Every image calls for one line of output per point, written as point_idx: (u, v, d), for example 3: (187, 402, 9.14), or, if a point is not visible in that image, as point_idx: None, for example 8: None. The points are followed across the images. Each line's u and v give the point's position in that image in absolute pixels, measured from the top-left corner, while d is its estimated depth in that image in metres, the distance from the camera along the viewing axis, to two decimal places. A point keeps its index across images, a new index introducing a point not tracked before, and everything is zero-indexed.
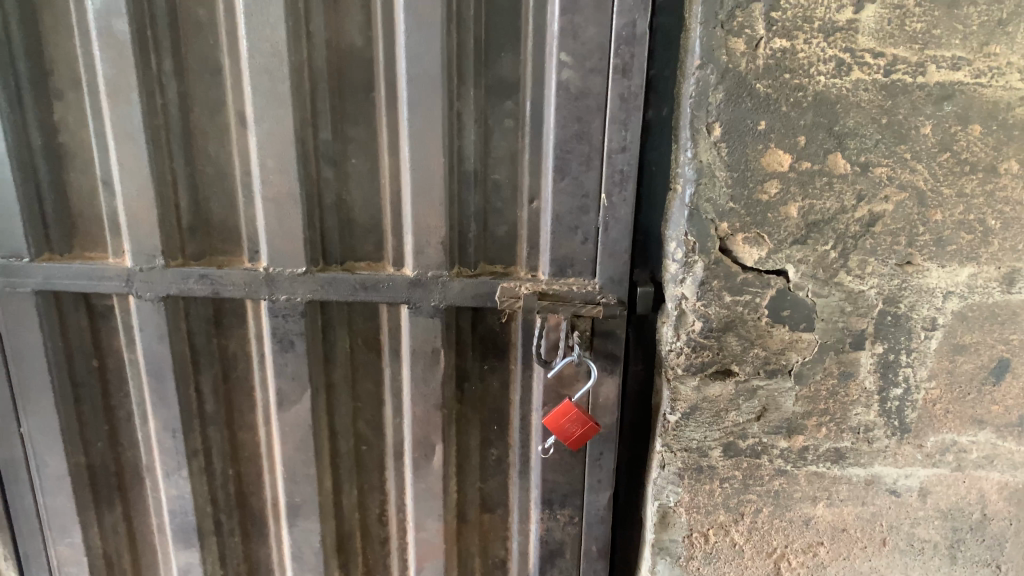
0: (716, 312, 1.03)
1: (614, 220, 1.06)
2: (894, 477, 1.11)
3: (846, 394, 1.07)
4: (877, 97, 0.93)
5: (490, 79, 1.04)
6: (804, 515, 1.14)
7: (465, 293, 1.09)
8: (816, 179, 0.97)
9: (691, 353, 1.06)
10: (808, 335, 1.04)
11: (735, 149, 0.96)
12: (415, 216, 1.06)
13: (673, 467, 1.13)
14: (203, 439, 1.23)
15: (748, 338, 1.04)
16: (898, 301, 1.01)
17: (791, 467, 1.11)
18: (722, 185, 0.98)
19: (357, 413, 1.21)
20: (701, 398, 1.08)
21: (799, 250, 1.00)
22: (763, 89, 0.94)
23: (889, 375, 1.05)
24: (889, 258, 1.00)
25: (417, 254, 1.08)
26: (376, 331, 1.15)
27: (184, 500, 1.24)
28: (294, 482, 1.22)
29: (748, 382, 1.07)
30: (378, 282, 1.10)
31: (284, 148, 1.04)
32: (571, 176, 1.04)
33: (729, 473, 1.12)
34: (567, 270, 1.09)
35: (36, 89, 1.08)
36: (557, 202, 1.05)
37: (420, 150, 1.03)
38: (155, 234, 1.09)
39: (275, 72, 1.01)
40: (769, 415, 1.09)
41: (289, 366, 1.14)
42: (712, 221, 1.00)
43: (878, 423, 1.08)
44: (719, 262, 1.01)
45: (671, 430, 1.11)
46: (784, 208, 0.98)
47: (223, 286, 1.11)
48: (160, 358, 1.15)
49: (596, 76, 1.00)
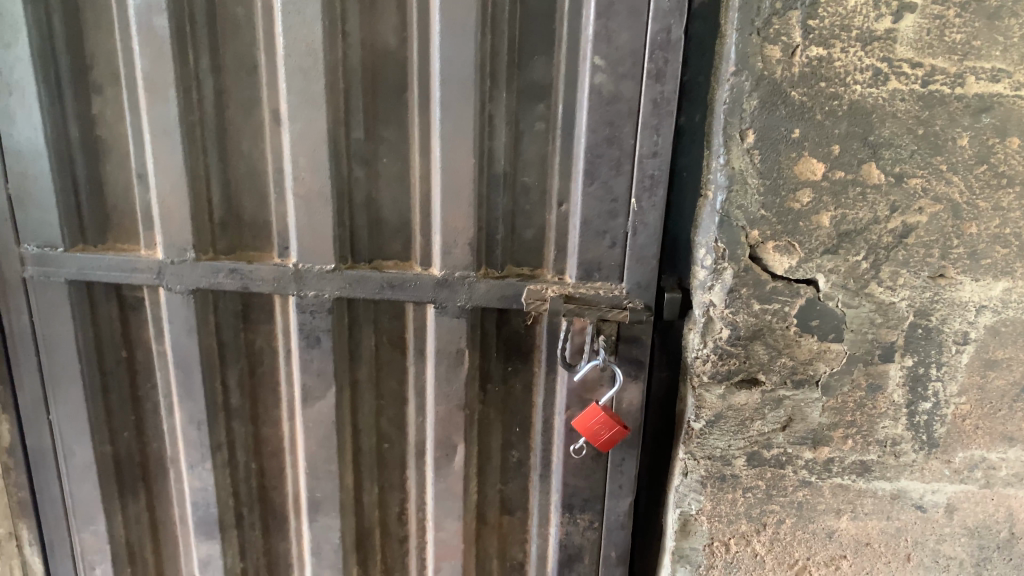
0: (744, 320, 1.02)
1: (643, 226, 1.05)
2: (921, 493, 1.09)
3: (874, 407, 1.05)
4: (914, 108, 0.92)
5: (523, 82, 1.04)
6: (827, 528, 1.12)
7: (492, 294, 1.09)
8: (850, 189, 0.96)
9: (717, 361, 1.05)
10: (836, 346, 1.03)
11: (768, 157, 0.95)
12: (444, 217, 1.06)
13: (696, 475, 1.12)
14: (227, 432, 1.24)
15: (775, 347, 1.03)
16: (930, 314, 1.00)
17: (815, 479, 1.10)
18: (753, 193, 0.97)
19: (380, 411, 1.21)
20: (727, 406, 1.08)
21: (830, 260, 0.99)
22: (797, 97, 0.93)
23: (918, 389, 1.04)
24: (921, 270, 0.99)
25: (444, 254, 1.08)
26: (401, 330, 1.16)
27: (207, 493, 1.25)
28: (315, 478, 1.22)
29: (774, 391, 1.06)
30: (405, 281, 1.10)
31: (316, 146, 1.05)
32: (600, 180, 1.04)
33: (752, 482, 1.12)
34: (594, 274, 1.09)
35: (74, 82, 1.10)
36: (586, 206, 1.05)
37: (451, 151, 1.03)
38: (187, 228, 1.10)
39: (309, 71, 1.01)
40: (795, 425, 1.08)
41: (314, 362, 1.15)
42: (742, 228, 0.99)
43: (905, 437, 1.07)
44: (748, 270, 1.00)
45: (695, 438, 1.10)
46: (815, 217, 0.97)
47: (252, 281, 1.12)
48: (188, 350, 1.17)
49: (629, 80, 0.99)
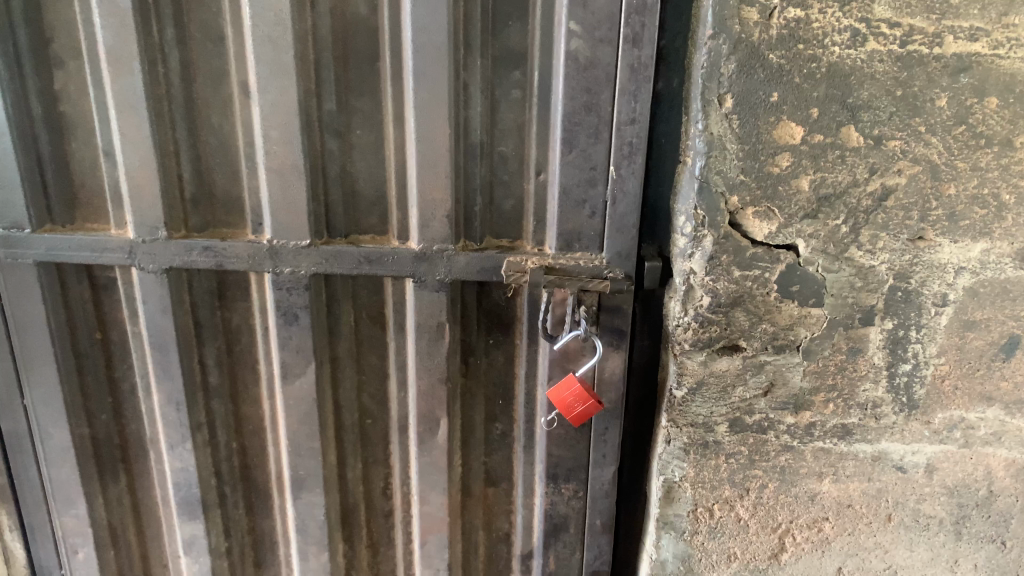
0: (725, 287, 1.02)
1: (622, 194, 1.04)
2: (901, 454, 1.10)
3: (854, 370, 1.06)
4: (892, 68, 0.92)
5: (498, 49, 1.01)
6: (809, 491, 1.13)
7: (471, 267, 1.08)
8: (828, 152, 0.95)
9: (698, 328, 1.05)
10: (817, 311, 1.03)
11: (746, 122, 0.94)
12: (420, 189, 1.04)
13: (679, 443, 1.13)
14: (206, 412, 1.22)
15: (756, 313, 1.03)
16: (909, 276, 1.00)
17: (797, 443, 1.11)
18: (732, 158, 0.96)
19: (362, 387, 1.20)
20: (708, 373, 1.08)
21: (810, 225, 0.99)
22: (776, 59, 0.92)
23: (898, 351, 1.04)
24: (901, 233, 0.99)
25: (422, 227, 1.06)
26: (380, 305, 1.14)
27: (189, 473, 1.24)
28: (298, 455, 1.21)
29: (755, 357, 1.06)
30: (382, 255, 1.08)
31: (287, 118, 1.02)
32: (579, 148, 1.02)
33: (735, 448, 1.12)
34: (574, 244, 1.08)
35: (35, 57, 1.06)
36: (564, 175, 1.04)
37: (427, 122, 1.01)
38: (157, 205, 1.08)
39: (278, 41, 0.99)
40: (776, 391, 1.08)
41: (292, 340, 1.13)
42: (722, 194, 0.98)
43: (886, 400, 1.07)
44: (728, 237, 1.00)
45: (678, 406, 1.10)
46: (795, 181, 0.96)
47: (226, 259, 1.10)
48: (163, 330, 1.15)
49: (606, 45, 0.97)
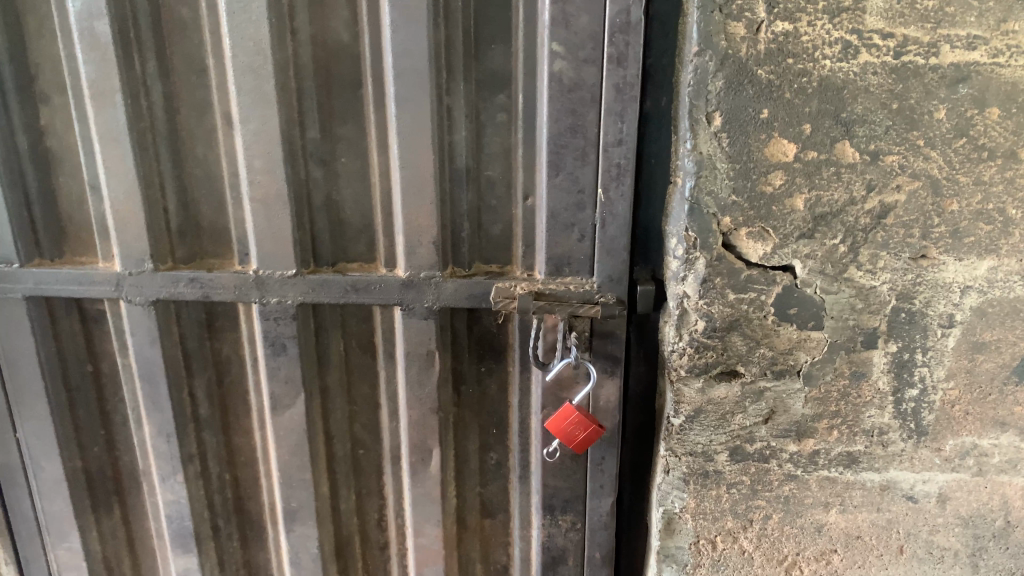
0: (720, 311, 0.99)
1: (612, 217, 1.00)
2: (912, 483, 1.06)
3: (859, 395, 1.02)
4: (887, 81, 0.89)
5: (481, 72, 0.99)
6: (816, 522, 1.09)
7: (460, 294, 1.05)
8: (824, 169, 0.93)
9: (694, 354, 1.02)
10: (817, 334, 1.00)
11: (737, 139, 0.93)
12: (406, 216, 1.02)
13: (679, 472, 1.08)
14: (198, 443, 1.19)
15: (753, 337, 1.00)
16: (913, 297, 0.97)
17: (801, 472, 1.07)
18: (723, 177, 0.94)
19: (353, 417, 1.17)
20: (707, 400, 1.04)
21: (807, 245, 0.96)
22: (765, 75, 0.90)
23: (903, 375, 1.01)
24: (902, 252, 0.96)
25: (408, 254, 1.03)
26: (370, 333, 1.11)
27: (181, 505, 1.21)
28: (290, 487, 1.17)
29: (754, 383, 1.03)
30: (369, 283, 1.05)
31: (270, 147, 1.00)
32: (566, 171, 0.98)
33: (736, 478, 1.08)
34: (564, 268, 1.03)
35: (20, 90, 1.06)
36: (552, 198, 1.00)
37: (411, 148, 0.99)
38: (143, 237, 1.06)
39: (259, 70, 0.97)
40: (778, 418, 1.04)
41: (281, 370, 1.10)
42: (714, 215, 0.96)
43: (893, 426, 1.03)
44: (722, 258, 0.97)
45: (675, 434, 1.07)
46: (790, 200, 0.94)
47: (213, 289, 1.08)
48: (151, 362, 1.12)
49: (590, 65, 0.94)
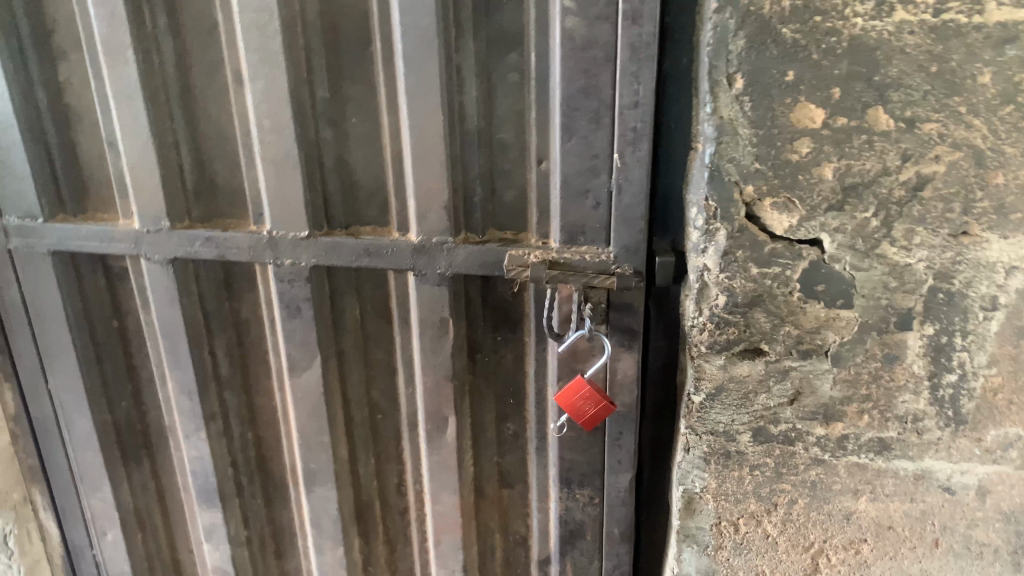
0: (743, 285, 0.94)
1: (628, 182, 0.94)
2: (948, 474, 0.99)
3: (892, 379, 0.95)
4: (925, 41, 0.80)
5: (491, 30, 0.94)
6: (844, 509, 1.03)
7: (471, 261, 1.01)
8: (854, 137, 0.85)
9: (715, 330, 0.97)
10: (847, 312, 0.93)
11: (760, 103, 0.86)
12: (416, 180, 0.99)
13: (699, 451, 1.04)
14: (220, 403, 1.21)
15: (778, 314, 0.94)
16: (952, 277, 0.89)
17: (829, 457, 1.01)
18: (745, 144, 0.88)
19: (370, 382, 1.16)
20: (728, 378, 0.99)
21: (836, 218, 0.89)
22: (790, 34, 0.82)
23: (941, 360, 0.93)
24: (941, 228, 0.87)
25: (419, 219, 1.01)
26: (385, 299, 1.10)
27: (205, 462, 1.23)
28: (308, 449, 1.18)
29: (779, 362, 0.97)
30: (381, 248, 1.03)
31: (278, 107, 0.99)
32: (579, 135, 0.93)
33: (760, 460, 1.03)
34: (579, 237, 0.99)
35: (40, 48, 1.08)
36: (564, 164, 0.95)
37: (419, 109, 0.96)
38: (159, 197, 1.07)
39: (264, 28, 0.95)
40: (804, 399, 0.98)
41: (297, 333, 1.10)
42: (736, 183, 0.90)
43: (928, 413, 0.96)
44: (745, 230, 0.91)
45: (695, 413, 1.02)
46: (818, 169, 0.87)
47: (228, 249, 1.08)
48: (172, 321, 1.14)
49: (603, 22, 0.88)
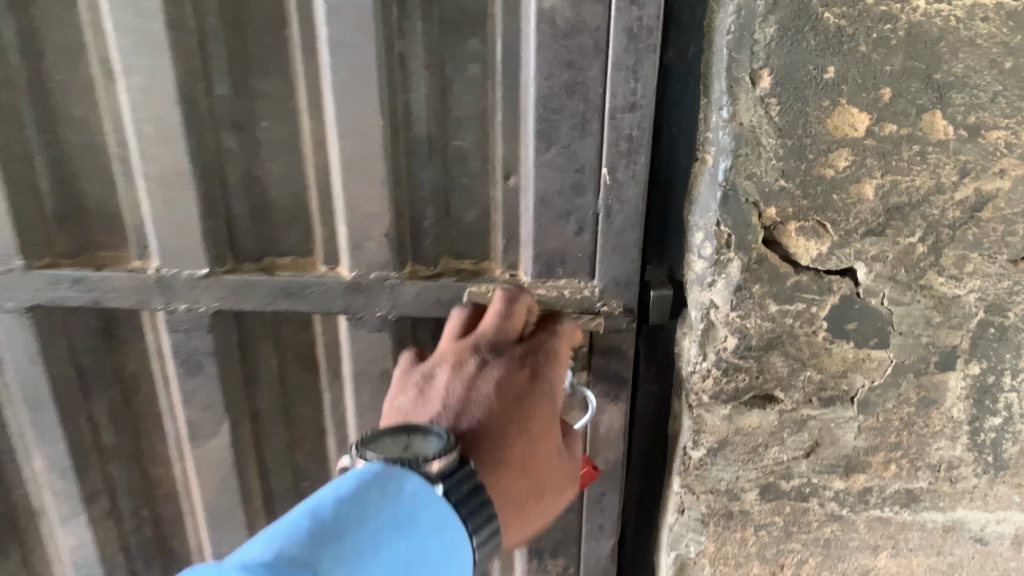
0: (758, 326, 0.77)
1: (619, 204, 0.76)
2: (982, 524, 0.86)
3: (926, 425, 0.81)
4: (1000, 29, 0.65)
5: (446, 8, 0.73)
6: (862, 567, 0.90)
7: (422, 300, 0.82)
8: (904, 148, 0.70)
9: (721, 378, 0.81)
10: (879, 352, 0.78)
11: (790, 106, 0.69)
12: (349, 201, 0.78)
13: (695, 513, 0.88)
14: (104, 478, 0.98)
15: (798, 358, 0.79)
16: (1007, 309, 0.76)
17: (847, 512, 0.87)
18: (769, 156, 0.71)
19: (294, 445, 0.96)
20: (734, 430, 0.83)
21: (875, 244, 0.74)
22: (832, 20, 0.66)
23: (985, 402, 0.80)
24: (999, 253, 0.73)
25: (354, 250, 0.80)
26: (311, 346, 0.89)
27: (87, 551, 1.01)
28: (220, 527, 0.97)
29: (796, 411, 0.82)
30: (304, 287, 0.82)
31: (163, 110, 0.75)
32: (560, 144, 0.74)
33: (767, 519, 0.88)
34: (557, 268, 0.80)
35: None
36: (541, 180, 0.76)
37: (353, 112, 0.74)
38: (9, 226, 0.82)
39: (141, 5, 0.71)
40: (822, 451, 0.83)
41: (199, 394, 0.88)
42: (755, 205, 0.73)
43: (965, 460, 0.83)
44: (763, 260, 0.75)
45: (693, 470, 0.86)
46: (856, 187, 0.72)
47: (104, 294, 0.85)
48: (35, 383, 0.89)
49: (594, 2, 0.69)
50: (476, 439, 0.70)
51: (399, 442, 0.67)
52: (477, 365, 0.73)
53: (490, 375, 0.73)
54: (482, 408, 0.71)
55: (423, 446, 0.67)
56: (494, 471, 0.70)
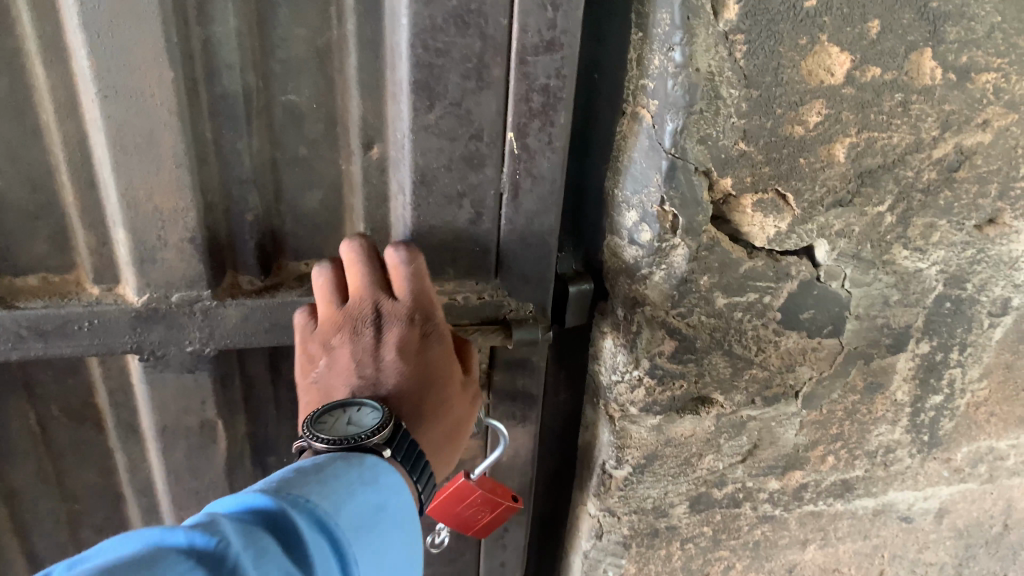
0: (702, 323, 0.62)
1: (531, 180, 0.56)
2: (910, 503, 0.79)
3: (869, 412, 0.71)
4: None
5: None
6: (787, 563, 0.81)
7: (253, 327, 0.58)
8: (885, 98, 0.55)
9: (654, 387, 0.64)
10: (830, 341, 0.65)
11: (759, 45, 0.51)
12: (128, 194, 0.51)
13: (616, 537, 0.74)
14: None
15: (744, 356, 0.64)
16: (966, 280, 0.65)
17: (779, 512, 0.76)
18: (728, 113, 0.53)
19: (74, 522, 0.70)
20: (664, 443, 0.68)
21: (840, 216, 0.59)
22: None
23: (930, 381, 0.71)
24: (967, 218, 0.62)
25: (142, 264, 0.54)
26: (85, 397, 0.63)
27: None
28: None
29: (735, 414, 0.68)
30: (68, 320, 0.55)
31: None
32: (447, 100, 0.52)
33: (695, 531, 0.75)
34: (445, 269, 0.59)
35: None
36: (421, 152, 0.53)
37: (121, 58, 0.47)
38: None
39: None
40: (760, 453, 0.71)
41: None
42: (706, 177, 0.56)
43: (903, 442, 0.74)
44: (716, 245, 0.58)
45: (616, 492, 0.71)
46: (827, 148, 0.56)
47: None
48: None
49: None
50: (404, 408, 0.53)
51: (339, 420, 0.50)
52: (376, 332, 0.54)
53: (392, 340, 0.54)
54: (399, 373, 0.54)
55: (361, 420, 0.50)
56: (432, 423, 0.54)
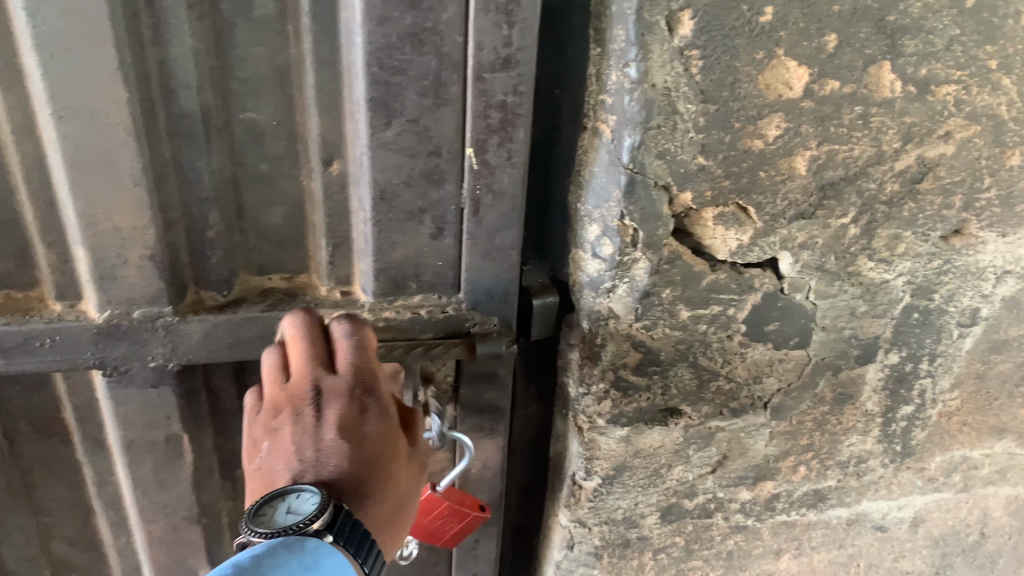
0: (665, 336, 0.62)
1: (492, 195, 0.56)
2: (884, 513, 0.79)
3: (839, 423, 0.71)
4: None
5: None
6: (762, 572, 0.81)
7: (217, 341, 0.58)
8: (845, 111, 0.55)
9: (620, 399, 0.65)
10: (797, 353, 0.66)
11: (715, 60, 0.51)
12: (86, 212, 0.52)
13: (587, 547, 0.74)
14: None
15: (709, 368, 0.65)
16: (933, 291, 0.65)
17: (752, 522, 0.77)
18: (686, 128, 0.53)
19: (47, 533, 0.71)
20: (633, 454, 0.68)
21: (804, 229, 0.59)
22: None
23: (900, 392, 0.71)
24: (933, 229, 0.62)
25: (103, 281, 0.55)
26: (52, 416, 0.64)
27: None
28: None
29: (703, 425, 0.68)
30: (29, 339, 0.55)
31: None
32: (405, 118, 0.52)
33: (667, 541, 0.76)
34: (408, 282, 0.60)
35: None
36: (381, 169, 0.54)
37: (75, 80, 0.47)
38: None
39: None
40: (730, 464, 0.71)
41: None
42: (666, 191, 0.56)
43: (875, 452, 0.74)
44: (676, 260, 0.59)
45: (586, 503, 0.71)
46: (788, 161, 0.56)
47: None
48: None
49: None
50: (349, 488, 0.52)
51: (277, 510, 0.49)
52: (317, 411, 0.53)
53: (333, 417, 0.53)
54: (341, 452, 0.52)
55: (300, 508, 0.49)
56: (377, 498, 0.53)
